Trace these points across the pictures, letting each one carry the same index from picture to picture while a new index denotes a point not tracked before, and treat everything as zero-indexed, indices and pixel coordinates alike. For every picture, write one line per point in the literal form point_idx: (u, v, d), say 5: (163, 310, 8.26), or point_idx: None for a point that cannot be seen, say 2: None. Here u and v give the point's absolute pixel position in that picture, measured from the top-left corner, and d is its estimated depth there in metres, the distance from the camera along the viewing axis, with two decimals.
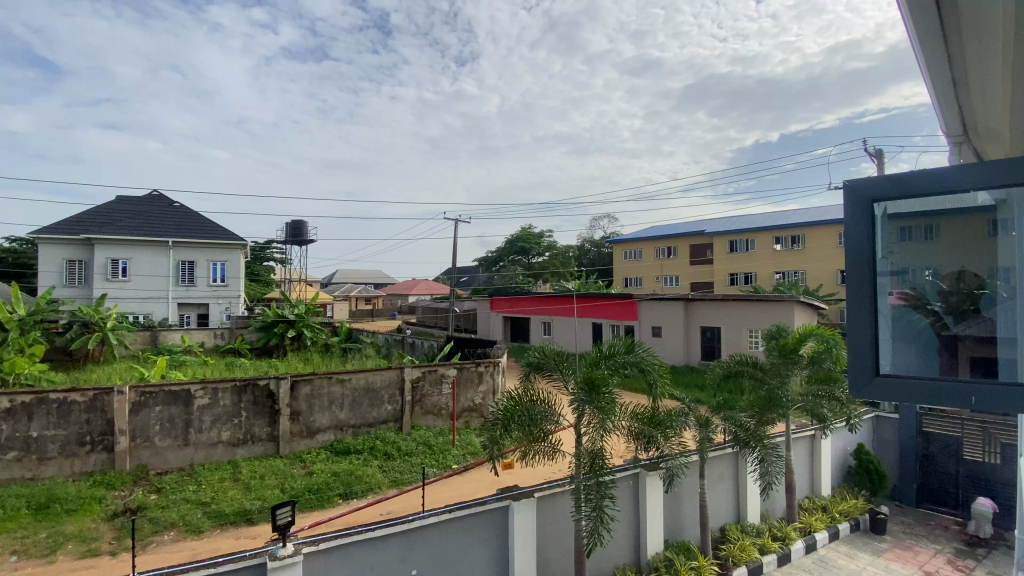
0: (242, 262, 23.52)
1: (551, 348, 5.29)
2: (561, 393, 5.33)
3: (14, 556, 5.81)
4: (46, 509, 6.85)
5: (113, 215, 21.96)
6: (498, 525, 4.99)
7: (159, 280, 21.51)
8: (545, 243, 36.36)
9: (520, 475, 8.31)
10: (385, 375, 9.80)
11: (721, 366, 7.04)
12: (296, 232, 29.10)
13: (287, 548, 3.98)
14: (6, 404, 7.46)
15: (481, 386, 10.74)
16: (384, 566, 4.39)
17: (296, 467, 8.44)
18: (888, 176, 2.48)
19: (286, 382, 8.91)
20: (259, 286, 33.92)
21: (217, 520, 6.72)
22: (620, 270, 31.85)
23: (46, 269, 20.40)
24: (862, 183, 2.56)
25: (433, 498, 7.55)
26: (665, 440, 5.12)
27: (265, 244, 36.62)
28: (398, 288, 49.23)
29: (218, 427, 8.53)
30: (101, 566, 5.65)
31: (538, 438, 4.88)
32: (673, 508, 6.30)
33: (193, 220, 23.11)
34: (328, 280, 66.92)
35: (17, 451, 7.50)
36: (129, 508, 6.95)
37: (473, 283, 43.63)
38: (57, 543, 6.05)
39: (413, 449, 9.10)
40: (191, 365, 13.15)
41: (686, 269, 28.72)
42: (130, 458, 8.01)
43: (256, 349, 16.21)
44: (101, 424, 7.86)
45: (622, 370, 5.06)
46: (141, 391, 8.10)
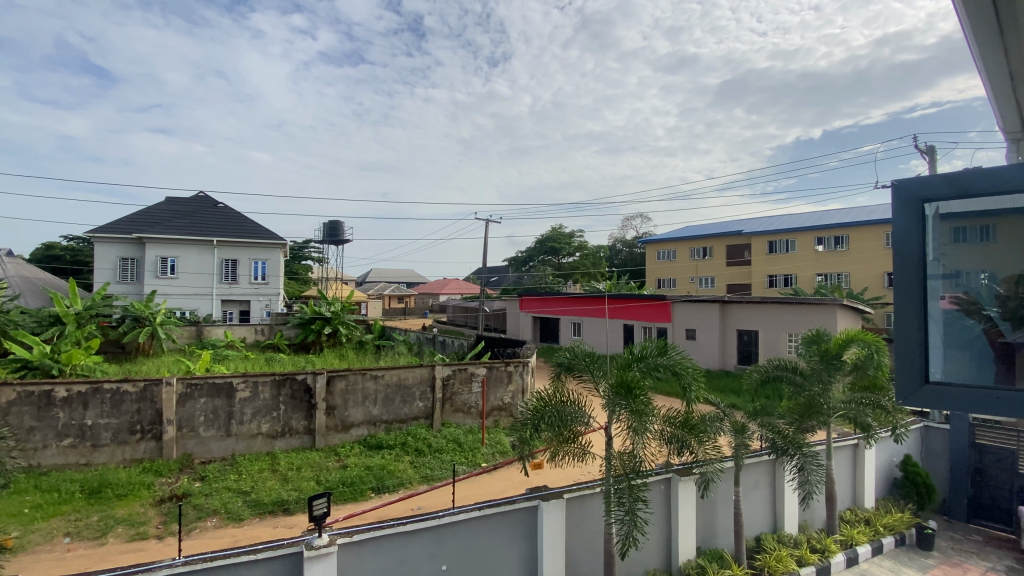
0: (281, 261, 24.34)
1: (581, 349, 5.24)
2: (592, 394, 5.28)
3: (68, 538, 6.18)
4: (99, 493, 7.26)
5: (162, 215, 23.08)
6: (527, 524, 4.98)
7: (203, 278, 22.51)
8: (576, 243, 36.15)
9: (550, 476, 8.28)
10: (417, 372, 9.95)
11: (759, 371, 6.82)
12: (332, 232, 29.90)
13: (322, 539, 4.09)
14: (64, 393, 7.93)
15: (511, 385, 10.74)
16: (414, 560, 4.46)
17: (331, 459, 8.67)
18: (940, 174, 2.33)
19: (322, 377, 9.18)
20: (296, 284, 34.98)
21: (256, 509, 6.99)
22: (653, 271, 31.34)
23: (102, 267, 21.64)
24: (912, 181, 2.42)
25: (462, 496, 7.61)
26: (699, 445, 5.01)
27: (303, 243, 37.78)
28: (429, 288, 49.88)
29: (258, 419, 8.86)
30: (148, 549, 5.96)
31: (567, 439, 4.86)
32: (707, 515, 6.15)
33: (236, 220, 24.04)
34: (362, 280, 68.49)
35: (73, 438, 7.96)
36: (174, 494, 7.30)
37: (503, 283, 43.80)
38: (109, 526, 6.42)
39: (444, 446, 9.21)
40: (233, 359, 13.69)
41: (722, 270, 28.01)
42: (177, 447, 8.41)
43: (293, 345, 16.76)
44: (150, 414, 8.29)
45: (655, 372, 4.99)
46: (187, 383, 8.50)
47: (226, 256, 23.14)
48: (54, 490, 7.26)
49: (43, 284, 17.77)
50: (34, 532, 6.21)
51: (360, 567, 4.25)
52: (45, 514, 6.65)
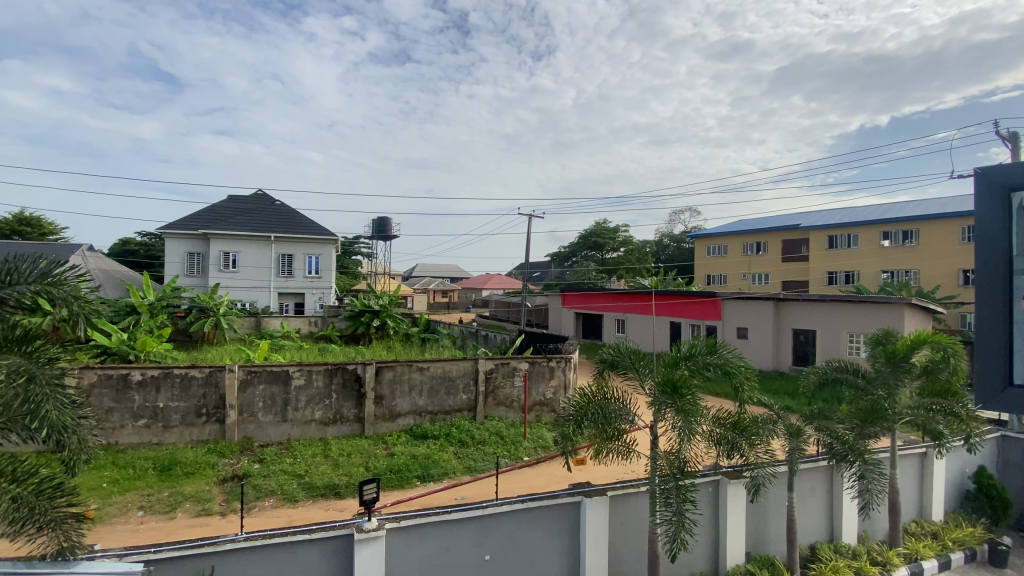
0: (333, 256, 25.31)
1: (626, 346, 5.15)
2: (637, 392, 5.18)
3: (141, 511, 6.72)
4: (169, 470, 7.84)
5: (225, 212, 24.45)
6: (570, 520, 4.97)
7: (262, 271, 23.80)
8: (621, 237, 35.55)
9: (593, 473, 8.21)
10: (460, 365, 10.10)
11: (816, 372, 6.46)
12: (380, 228, 30.79)
13: (372, 523, 4.25)
14: (139, 376, 8.59)
15: (553, 380, 10.68)
16: (458, 549, 4.55)
17: (379, 447, 8.97)
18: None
19: (371, 367, 9.49)
20: (346, 278, 36.31)
21: (310, 492, 7.34)
22: (702, 266, 30.38)
23: (172, 260, 23.23)
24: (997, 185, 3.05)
25: (506, 488, 7.67)
26: (751, 448, 4.82)
27: (353, 238, 39.15)
28: (472, 282, 50.43)
29: (312, 406, 9.27)
30: (212, 525, 6.39)
31: (611, 437, 4.79)
32: (757, 520, 5.92)
33: (291, 216, 25.17)
34: (408, 274, 70.23)
35: (147, 419, 8.62)
36: (236, 475, 7.77)
37: (547, 278, 43.74)
38: (177, 501, 6.92)
39: (486, 438, 9.31)
40: (289, 349, 14.41)
41: (777, 266, 26.75)
42: (238, 430, 8.94)
43: (344, 337, 17.42)
44: (215, 398, 8.85)
45: (704, 371, 4.84)
46: (247, 370, 9.01)
47: (282, 251, 24.32)
48: (131, 466, 7.90)
49: (122, 277, 19.32)
50: (112, 504, 6.79)
51: (407, 552, 4.38)
52: (122, 489, 7.24)
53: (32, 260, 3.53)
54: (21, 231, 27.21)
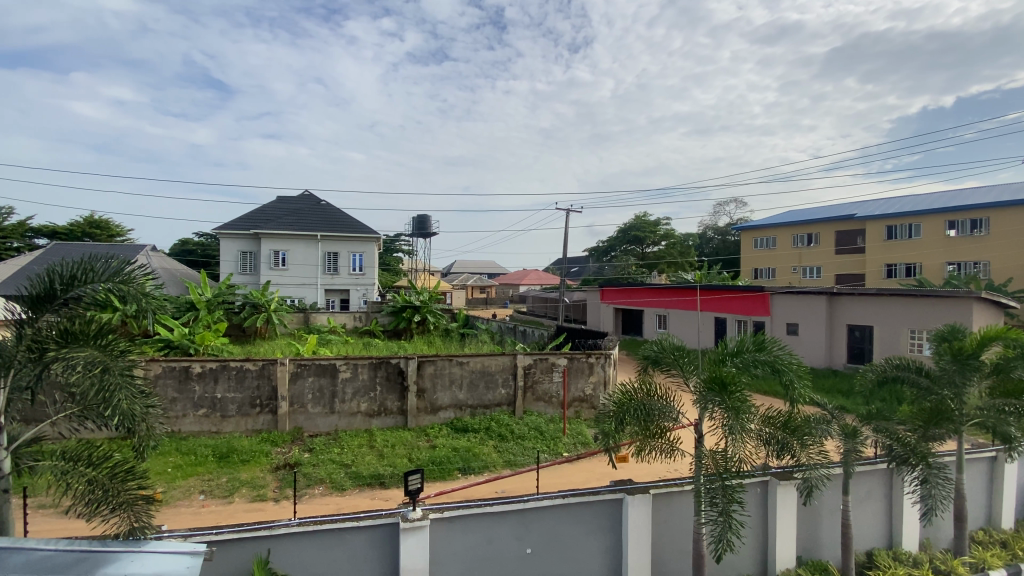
0: (375, 253, 26.01)
1: (670, 342, 5.03)
2: (681, 389, 5.06)
3: (202, 495, 7.14)
4: (227, 457, 8.29)
5: (273, 212, 25.47)
6: (612, 517, 4.92)
7: (310, 269, 24.72)
8: (662, 231, 34.72)
9: (635, 471, 8.11)
10: (499, 360, 10.16)
11: (874, 371, 6.10)
12: (420, 225, 31.35)
13: (416, 512, 4.35)
14: (199, 368, 9.10)
15: (592, 376, 10.57)
16: (500, 541, 4.59)
17: (421, 439, 9.16)
18: None
19: (413, 361, 9.71)
20: (387, 275, 37.22)
21: (357, 481, 7.59)
22: (748, 260, 29.32)
23: (227, 259, 24.47)
24: None
25: (546, 484, 7.68)
26: (803, 449, 4.62)
27: (394, 236, 40.04)
28: (509, 278, 50.58)
29: (358, 398, 9.58)
30: (266, 510, 6.72)
31: (654, 434, 4.70)
32: (808, 523, 5.67)
33: (335, 215, 26.00)
34: (447, 271, 71.26)
35: (207, 408, 9.14)
36: (288, 463, 8.14)
37: (585, 273, 43.32)
38: (235, 487, 7.31)
39: (526, 433, 9.35)
40: (335, 343, 14.93)
41: (830, 259, 25.46)
42: (289, 420, 9.35)
43: (386, 332, 17.87)
44: (268, 389, 9.28)
45: (753, 368, 4.69)
46: (297, 363, 9.41)
47: (328, 249, 25.21)
48: (193, 452, 8.40)
49: (182, 275, 20.54)
50: (177, 488, 7.26)
51: (450, 543, 4.46)
52: (185, 473, 7.72)
53: (105, 258, 3.78)
54: (93, 232, 29.36)
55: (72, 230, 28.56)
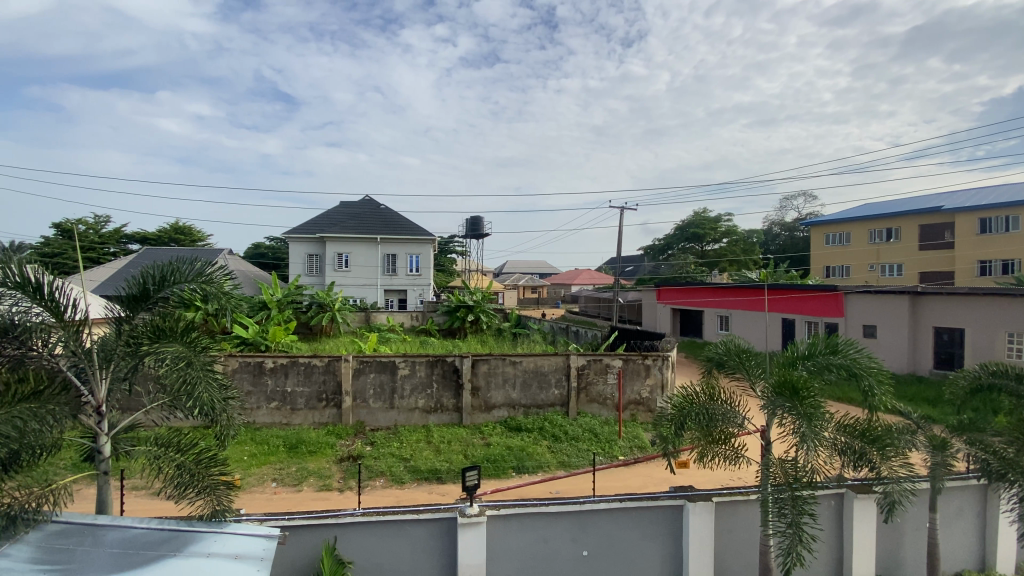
0: (431, 254, 26.71)
1: (735, 344, 4.82)
2: (747, 393, 4.84)
3: (275, 483, 7.62)
4: (296, 448, 8.79)
5: (336, 216, 26.68)
6: (671, 523, 4.77)
7: (370, 270, 25.78)
8: (722, 228, 33.31)
9: (695, 478, 7.85)
10: (553, 360, 10.13)
11: (966, 378, 5.54)
12: (473, 226, 31.83)
13: (473, 508, 4.43)
14: (272, 363, 9.71)
15: (649, 378, 10.29)
16: (557, 542, 4.57)
17: (476, 437, 9.31)
18: None
19: (468, 360, 9.89)
20: (441, 276, 38.09)
21: (415, 475, 7.83)
22: (819, 257, 27.54)
23: (295, 261, 25.95)
24: None
25: (602, 486, 7.57)
26: (884, 460, 4.28)
27: (448, 238, 40.95)
28: (561, 278, 50.36)
29: (416, 395, 9.87)
30: (332, 499, 7.06)
31: (717, 440, 4.50)
32: (888, 540, 5.24)
33: (393, 218, 26.91)
34: (499, 271, 72.03)
35: (278, 401, 9.72)
36: (351, 455, 8.52)
37: (640, 273, 42.38)
38: (303, 476, 7.75)
39: (580, 434, 9.27)
40: (394, 341, 15.45)
41: (913, 256, 23.41)
42: (352, 414, 9.78)
43: (441, 331, 18.25)
44: (333, 384, 9.76)
45: (826, 373, 4.42)
46: (360, 359, 9.84)
47: (387, 251, 26.16)
48: (266, 442, 8.98)
49: (256, 277, 22.02)
50: (252, 475, 7.78)
51: (507, 541, 4.50)
52: (259, 462, 8.26)
53: (191, 261, 4.11)
54: (178, 238, 32.06)
55: (160, 236, 31.33)
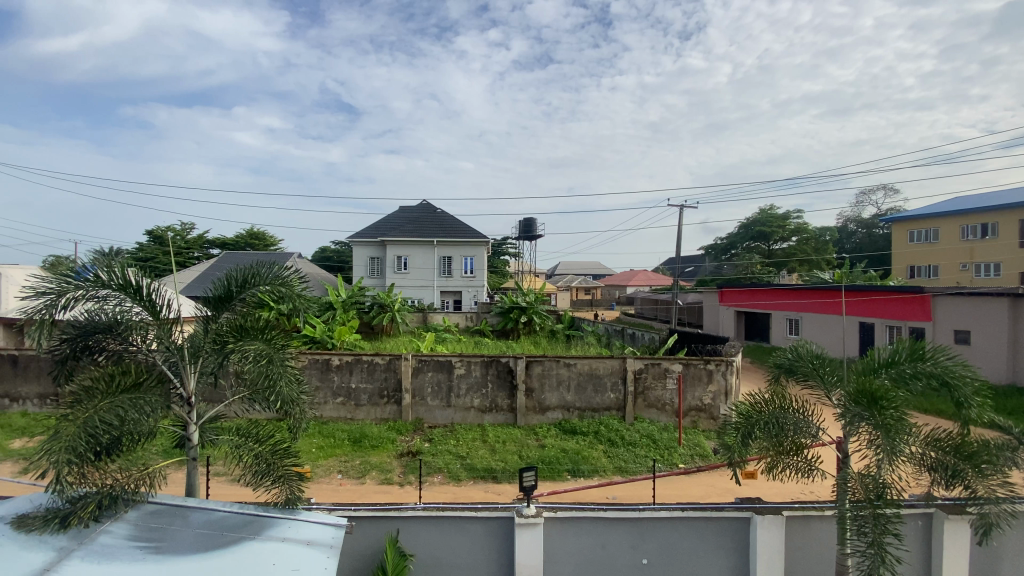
0: (485, 256, 27.06)
1: (807, 349, 4.53)
2: (821, 403, 4.55)
3: (340, 474, 8.00)
4: (360, 442, 9.19)
5: (396, 219, 27.64)
6: (736, 535, 4.56)
7: (427, 272, 26.53)
8: (791, 225, 31.45)
9: (763, 490, 7.47)
10: (609, 363, 9.97)
11: None
12: (526, 228, 31.96)
13: (531, 509, 4.45)
14: (338, 361, 10.20)
15: (711, 385, 9.87)
16: (616, 548, 4.49)
17: (531, 438, 9.33)
18: None
19: (522, 360, 9.96)
20: (496, 277, 38.53)
21: (471, 473, 7.96)
22: (902, 257, 25.33)
23: (358, 264, 27.16)
24: None
25: (662, 494, 7.37)
26: (980, 479, 3.86)
27: (502, 239, 41.31)
28: (616, 279, 49.46)
29: (472, 394, 10.03)
30: (392, 493, 7.33)
31: (787, 451, 4.25)
32: (986, 570, 4.72)
33: (449, 221, 27.50)
34: (553, 272, 71.98)
35: (343, 397, 10.19)
36: (410, 450, 8.81)
37: (700, 273, 40.84)
38: (366, 469, 8.10)
39: (637, 440, 9.04)
40: (450, 341, 15.79)
41: (1014, 254, 21.01)
42: (412, 411, 10.09)
43: (495, 331, 18.40)
44: (394, 382, 10.11)
45: (913, 382, 4.06)
46: (418, 359, 10.13)
47: (443, 253, 26.79)
48: (333, 435, 9.44)
49: (323, 278, 23.25)
50: (320, 467, 8.22)
51: (565, 543, 4.48)
52: (326, 454, 8.71)
53: (269, 265, 4.42)
54: (252, 243, 34.46)
55: (238, 241, 33.79)
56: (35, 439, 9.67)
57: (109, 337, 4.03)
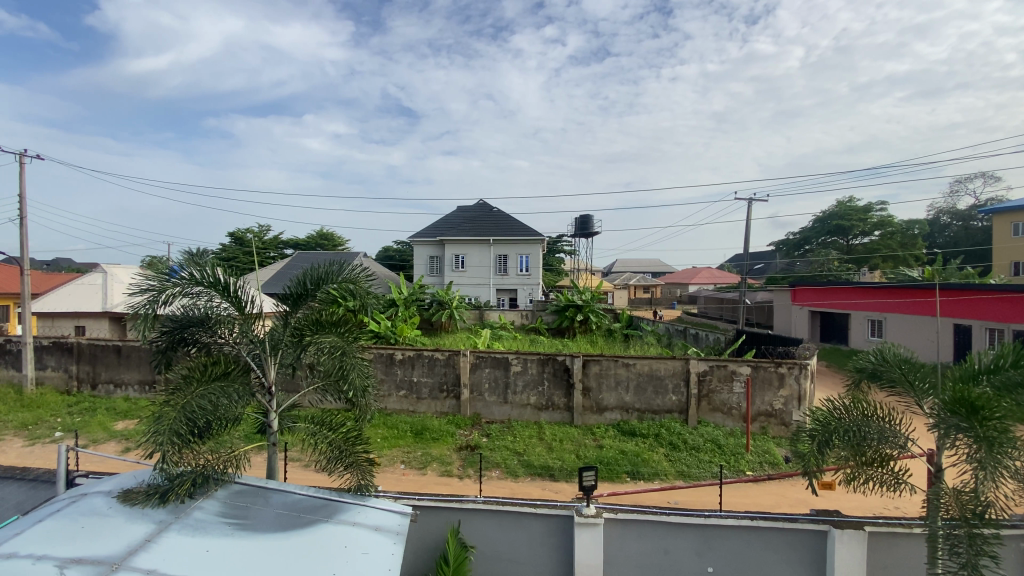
0: (541, 254, 27.04)
1: (894, 353, 4.17)
2: (910, 411, 4.18)
3: (403, 465, 8.30)
4: (421, 433, 9.50)
5: (454, 219, 28.27)
6: (812, 549, 4.29)
7: (484, 270, 26.93)
8: (873, 219, 29.12)
9: (842, 504, 6.99)
10: (670, 364, 9.70)
11: None
12: (582, 225, 31.62)
13: (591, 509, 4.42)
14: (401, 355, 10.58)
15: (783, 390, 9.34)
16: (679, 554, 4.37)
17: (589, 438, 9.24)
18: None
19: (579, 359, 9.88)
20: (552, 276, 38.37)
21: (528, 470, 8.02)
22: (1005, 251, 22.74)
23: (418, 262, 28.05)
24: None
25: (728, 502, 7.06)
26: None
27: (559, 238, 41.15)
28: (677, 278, 47.87)
29: (528, 392, 10.09)
30: (453, 485, 7.52)
31: (869, 461, 3.95)
32: None
33: (505, 219, 27.74)
34: (610, 271, 70.86)
35: (405, 390, 10.55)
36: (469, 444, 8.99)
37: (768, 271, 38.68)
38: (427, 461, 8.36)
39: (701, 445, 8.72)
40: (506, 339, 15.92)
41: None
42: (470, 407, 10.31)
43: (551, 330, 18.37)
44: (453, 376, 10.36)
45: (1019, 392, 3.65)
46: (476, 355, 10.31)
47: (499, 251, 27.06)
48: (396, 427, 9.81)
49: (386, 277, 24.29)
50: (385, 456, 8.57)
51: (626, 545, 4.41)
52: (390, 444, 9.07)
53: (340, 264, 4.68)
54: (322, 244, 36.47)
55: (309, 242, 35.88)
56: (136, 421, 10.79)
57: (201, 330, 4.40)
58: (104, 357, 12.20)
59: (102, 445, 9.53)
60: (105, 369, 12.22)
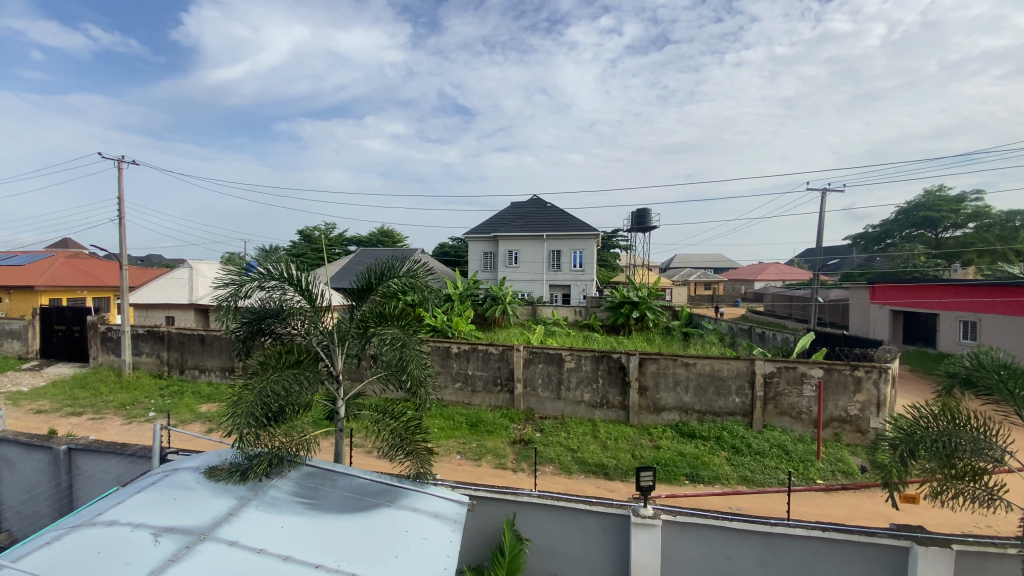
0: (595, 249, 26.63)
1: (990, 357, 3.77)
2: (1009, 421, 3.77)
3: (458, 455, 8.52)
4: (475, 425, 9.70)
5: (508, 215, 28.44)
6: (890, 566, 3.98)
7: (537, 266, 26.95)
8: (967, 210, 26.42)
9: (925, 519, 6.45)
10: (733, 364, 9.29)
11: None
12: (639, 220, 30.83)
13: (648, 509, 4.33)
14: (456, 349, 10.83)
15: (859, 395, 8.70)
16: (742, 561, 4.20)
17: (645, 438, 9.05)
18: None
19: (635, 357, 9.68)
20: (606, 271, 37.75)
21: (582, 467, 7.99)
22: None
23: (473, 258, 28.51)
24: None
25: (795, 510, 6.72)
26: None
27: (614, 233, 40.36)
28: (741, 274, 45.66)
29: (582, 389, 10.02)
30: (507, 478, 7.62)
31: (959, 475, 3.60)
32: None
33: (560, 215, 27.54)
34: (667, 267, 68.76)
35: (461, 382, 10.79)
36: (523, 439, 9.07)
37: (843, 267, 36.05)
38: (482, 452, 8.53)
39: (766, 450, 8.31)
40: (560, 335, 15.87)
41: None
42: (523, 401, 10.39)
43: (605, 327, 18.14)
44: (507, 371, 10.48)
45: None
46: (530, 350, 10.38)
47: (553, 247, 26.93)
48: (452, 418, 10.06)
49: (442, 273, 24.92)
50: (442, 447, 8.82)
51: (685, 549, 4.29)
52: (447, 434, 9.34)
53: (401, 260, 4.87)
54: (382, 240, 37.91)
55: (370, 239, 37.40)
56: (217, 405, 11.74)
57: (276, 321, 4.69)
58: (190, 345, 13.35)
59: (189, 425, 10.48)
60: (191, 356, 13.38)
